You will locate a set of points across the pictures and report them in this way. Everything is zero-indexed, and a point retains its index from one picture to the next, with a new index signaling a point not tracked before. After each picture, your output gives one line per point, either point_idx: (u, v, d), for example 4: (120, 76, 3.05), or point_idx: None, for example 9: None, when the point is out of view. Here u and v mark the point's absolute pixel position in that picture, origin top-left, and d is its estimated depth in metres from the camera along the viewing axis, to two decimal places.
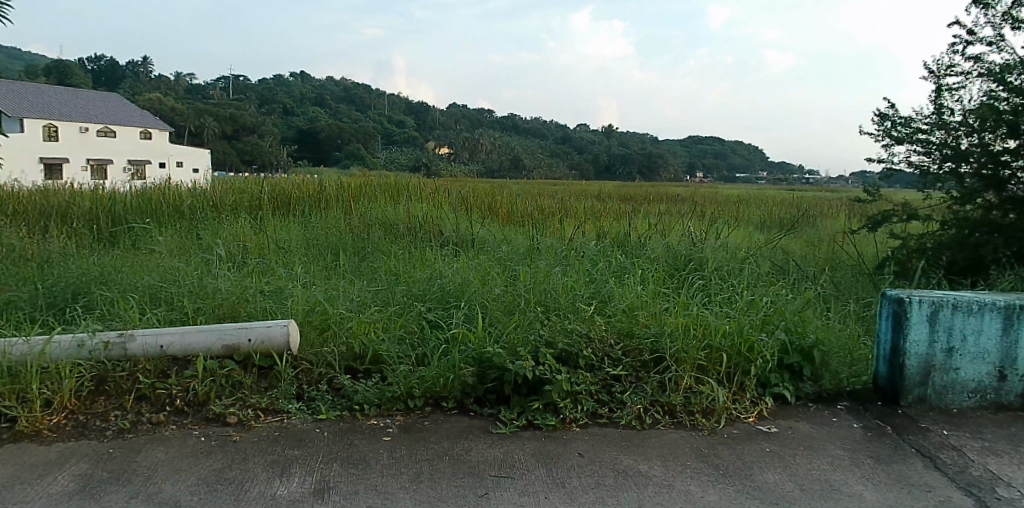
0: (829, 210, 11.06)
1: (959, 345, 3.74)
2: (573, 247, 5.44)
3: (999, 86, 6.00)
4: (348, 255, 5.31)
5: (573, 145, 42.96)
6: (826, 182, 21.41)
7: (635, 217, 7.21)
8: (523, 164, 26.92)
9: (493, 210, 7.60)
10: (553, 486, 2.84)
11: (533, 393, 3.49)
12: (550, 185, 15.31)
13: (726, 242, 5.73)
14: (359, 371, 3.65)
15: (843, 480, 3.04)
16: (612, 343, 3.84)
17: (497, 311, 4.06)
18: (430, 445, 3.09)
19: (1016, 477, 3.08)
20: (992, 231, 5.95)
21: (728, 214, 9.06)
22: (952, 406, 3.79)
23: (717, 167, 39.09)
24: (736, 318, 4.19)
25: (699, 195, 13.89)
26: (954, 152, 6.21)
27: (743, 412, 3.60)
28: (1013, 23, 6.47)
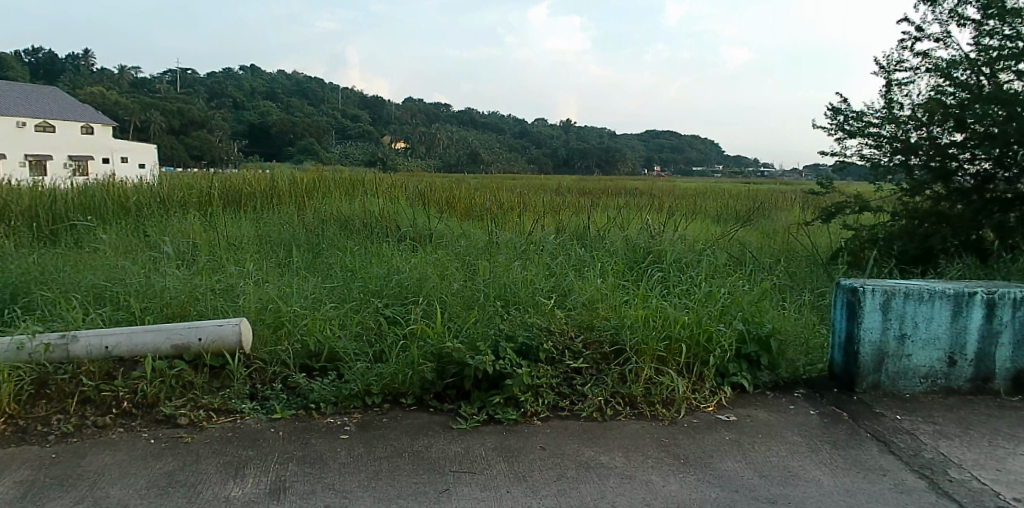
0: (783, 202, 11.28)
1: (910, 332, 3.84)
2: (532, 241, 5.42)
3: (946, 81, 6.29)
4: (302, 251, 5.20)
5: (532, 139, 42.95)
6: (778, 174, 21.85)
7: (594, 211, 7.24)
8: (481, 158, 26.81)
9: (451, 204, 7.56)
10: (515, 480, 2.82)
11: (494, 387, 3.46)
12: (507, 178, 15.26)
13: (683, 234, 5.78)
14: (314, 368, 3.59)
15: (800, 467, 3.08)
16: (573, 336, 3.84)
17: (456, 307, 4.02)
18: (389, 442, 3.05)
19: (966, 459, 3.17)
20: (940, 221, 6.27)
21: (684, 207, 9.17)
22: (905, 391, 3.89)
23: (675, 162, 39.65)
24: (694, 309, 4.23)
25: (656, 188, 14.02)
26: (904, 145, 6.48)
27: (702, 402, 3.64)
28: (959, 20, 6.68)
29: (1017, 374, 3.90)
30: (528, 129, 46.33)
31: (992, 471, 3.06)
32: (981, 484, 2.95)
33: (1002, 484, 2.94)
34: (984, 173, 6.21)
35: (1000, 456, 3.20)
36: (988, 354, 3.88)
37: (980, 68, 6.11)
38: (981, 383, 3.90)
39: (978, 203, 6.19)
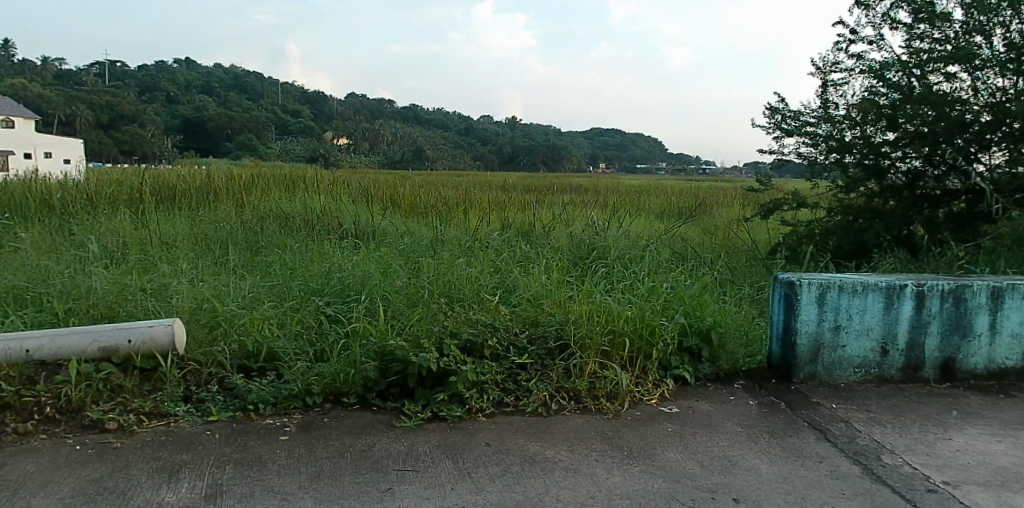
0: (725, 199, 11.55)
1: (845, 324, 3.99)
2: (477, 238, 5.41)
3: (879, 83, 6.97)
4: (239, 249, 5.09)
5: (478, 136, 42.80)
6: (718, 170, 22.36)
7: (538, 208, 7.27)
8: (425, 154, 26.61)
9: (395, 201, 7.50)
10: (459, 477, 2.81)
11: (438, 385, 3.44)
12: (449, 175, 15.16)
13: (627, 231, 5.85)
14: (252, 369, 3.50)
15: (740, 456, 3.16)
16: (517, 332, 3.85)
17: (399, 304, 3.98)
18: (330, 442, 3.01)
19: (898, 445, 3.30)
20: (874, 217, 7.02)
21: (629, 203, 9.31)
22: (840, 381, 4.03)
23: (620, 159, 40.24)
24: (637, 304, 4.29)
25: (601, 184, 14.15)
26: (840, 144, 7.13)
27: (646, 395, 3.70)
28: (892, 24, 6.95)
29: (946, 362, 4.08)
30: (475, 125, 46.21)
31: (921, 455, 3.20)
32: (912, 468, 3.08)
33: (931, 468, 3.07)
34: (915, 171, 6.96)
35: (929, 441, 3.35)
36: (918, 344, 4.06)
37: (910, 70, 6.82)
38: (912, 371, 4.07)
39: (909, 199, 6.99)
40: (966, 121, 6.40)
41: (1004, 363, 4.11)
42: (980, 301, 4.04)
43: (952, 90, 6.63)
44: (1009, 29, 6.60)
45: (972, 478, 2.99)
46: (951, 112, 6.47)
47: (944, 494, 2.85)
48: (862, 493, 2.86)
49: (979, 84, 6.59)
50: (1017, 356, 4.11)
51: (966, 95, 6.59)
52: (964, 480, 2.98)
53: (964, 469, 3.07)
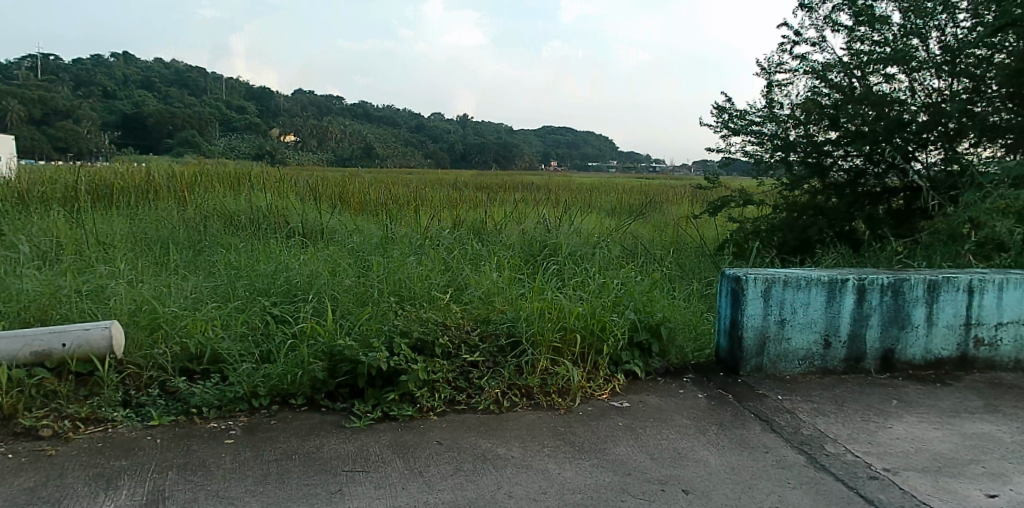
0: (675, 197, 11.76)
1: (789, 317, 4.10)
2: (428, 236, 5.38)
3: (821, 83, 7.69)
4: (181, 249, 4.96)
5: (430, 133, 42.52)
6: (666, 169, 22.71)
7: (490, 205, 7.26)
8: (375, 152, 26.32)
9: (343, 199, 7.41)
10: (410, 476, 2.79)
11: (388, 384, 3.41)
12: (399, 173, 15.01)
13: (578, 228, 5.89)
14: (196, 372, 3.43)
15: (689, 448, 3.22)
16: (469, 330, 3.84)
17: (349, 303, 3.94)
18: (277, 445, 2.95)
19: (840, 434, 3.41)
20: (817, 214, 7.65)
21: (581, 201, 9.41)
22: (785, 372, 4.15)
23: (572, 157, 40.56)
24: (588, 300, 4.32)
25: (552, 183, 14.23)
26: (784, 142, 7.86)
27: (597, 390, 3.74)
28: (834, 26, 7.17)
29: (886, 353, 4.24)
30: (428, 123, 45.92)
31: (863, 444, 3.31)
32: (854, 457, 3.18)
33: (872, 456, 3.18)
34: (856, 169, 7.57)
35: (869, 430, 3.47)
36: (860, 336, 4.20)
37: (851, 72, 7.52)
38: (853, 363, 4.22)
39: (850, 196, 7.59)
40: (904, 120, 7.07)
41: (940, 353, 4.28)
42: (917, 294, 4.20)
43: (891, 90, 7.32)
44: (943, 33, 7.24)
45: (910, 464, 3.11)
46: (889, 112, 7.17)
47: (884, 480, 2.96)
48: (806, 482, 2.94)
49: (916, 84, 7.32)
50: (952, 346, 4.30)
51: (904, 96, 7.29)
52: (903, 466, 3.09)
53: (903, 456, 3.19)
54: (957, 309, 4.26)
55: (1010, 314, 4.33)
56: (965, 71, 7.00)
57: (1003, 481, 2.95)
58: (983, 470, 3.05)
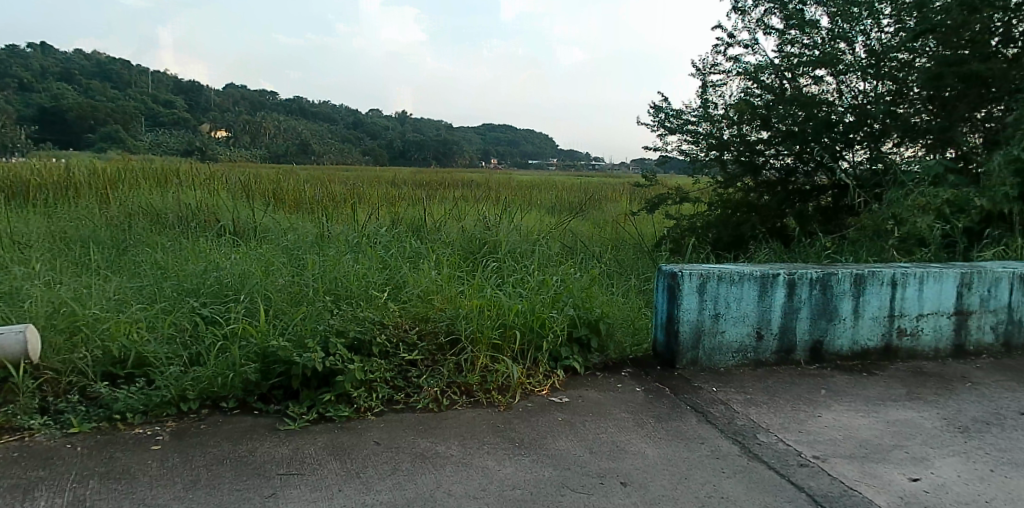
0: (614, 194, 11.96)
1: (723, 311, 4.22)
2: (365, 234, 5.31)
3: (754, 84, 7.92)
4: (103, 248, 4.76)
5: (369, 130, 41.98)
6: (604, 167, 23.07)
7: (429, 203, 7.24)
8: (312, 148, 25.86)
9: (277, 196, 7.26)
10: (347, 477, 2.76)
11: (324, 385, 3.36)
12: (335, 169, 14.78)
13: (518, 225, 5.92)
14: (119, 376, 3.31)
15: (628, 441, 3.28)
16: (407, 328, 3.80)
17: (282, 303, 3.86)
18: (207, 449, 2.87)
19: (772, 423, 3.54)
20: (750, 211, 7.99)
21: (521, 198, 9.47)
22: (720, 365, 4.27)
23: (512, 155, 40.76)
24: (528, 297, 4.34)
25: (492, 180, 14.26)
26: (719, 142, 8.09)
27: (536, 386, 3.77)
28: (766, 29, 7.40)
29: (815, 345, 4.41)
30: (369, 119, 45.33)
31: (794, 432, 3.44)
32: (785, 445, 3.30)
33: (802, 444, 3.31)
34: (787, 167, 7.90)
35: (799, 419, 3.61)
36: (790, 328, 4.36)
37: (781, 73, 7.78)
38: (785, 354, 4.37)
39: (781, 194, 7.95)
40: (831, 120, 7.40)
41: (866, 343, 4.48)
42: (844, 288, 4.39)
43: (819, 92, 7.62)
44: (868, 38, 7.59)
45: (838, 451, 3.24)
46: (818, 112, 7.45)
47: (814, 467, 3.08)
48: (740, 470, 3.04)
49: (843, 87, 7.64)
50: (877, 336, 4.51)
51: (832, 97, 7.60)
52: (831, 453, 3.22)
53: (831, 444, 3.33)
54: (881, 302, 4.47)
55: (930, 306, 4.57)
56: (888, 74, 7.42)
57: (924, 465, 3.11)
58: (906, 455, 3.21)
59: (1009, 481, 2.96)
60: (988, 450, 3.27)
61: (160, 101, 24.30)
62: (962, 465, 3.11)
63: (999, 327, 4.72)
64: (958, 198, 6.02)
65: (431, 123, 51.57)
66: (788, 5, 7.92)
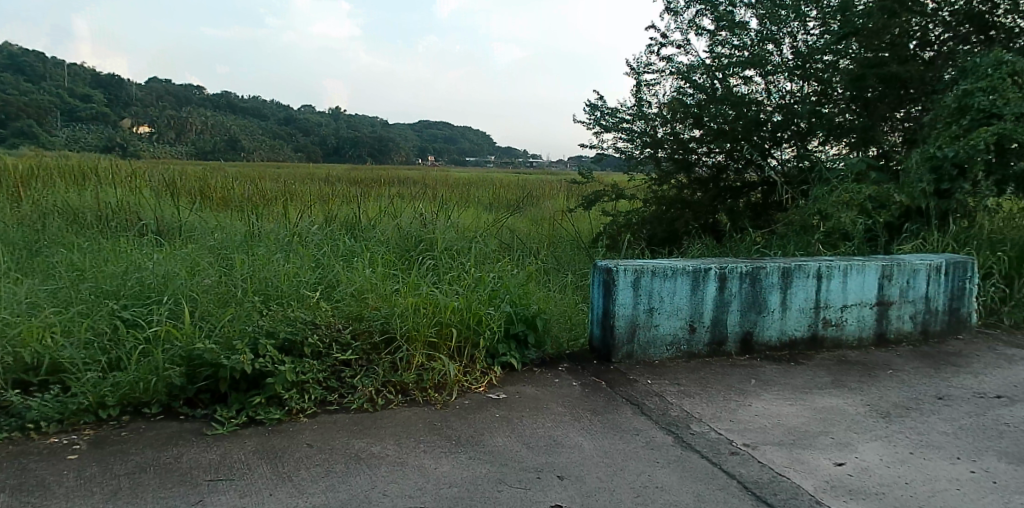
0: (552, 191, 12.08)
1: (657, 305, 4.33)
2: (297, 233, 5.22)
3: (686, 84, 8.14)
4: (14, 250, 4.53)
5: (303, 126, 41.07)
6: (540, 165, 23.29)
7: (365, 200, 7.16)
8: (240, 145, 25.13)
9: (205, 194, 7.05)
10: (279, 481, 2.70)
11: (254, 387, 3.29)
12: (263, 166, 14.41)
13: (455, 223, 5.92)
14: (32, 384, 3.16)
15: (564, 435, 3.32)
16: (341, 328, 3.74)
17: (208, 305, 3.75)
18: (129, 458, 2.77)
19: (704, 413, 3.64)
20: (684, 207, 8.22)
21: (458, 196, 9.47)
22: (654, 358, 4.37)
23: (449, 153, 40.62)
24: (464, 294, 4.34)
25: (428, 177, 14.20)
26: (653, 140, 8.27)
27: (474, 383, 3.78)
28: (697, 29, 7.59)
29: (745, 336, 4.56)
30: (304, 115, 44.38)
31: (725, 421, 3.55)
32: (717, 434, 3.40)
33: (733, 433, 3.42)
34: (718, 164, 8.16)
35: (730, 409, 3.73)
36: (721, 321, 4.50)
37: (713, 73, 8.02)
38: (716, 346, 4.51)
39: (714, 191, 8.22)
40: (760, 119, 7.72)
41: (793, 334, 4.67)
42: (773, 281, 4.55)
43: (749, 92, 7.88)
44: (795, 40, 7.88)
45: (767, 439, 3.37)
46: (747, 111, 7.73)
47: (744, 455, 3.18)
48: (674, 460, 3.12)
49: (771, 87, 7.89)
50: (803, 327, 4.69)
51: (761, 96, 7.86)
52: (761, 441, 3.35)
53: (761, 432, 3.45)
54: (807, 294, 4.66)
55: (853, 297, 4.79)
56: (814, 75, 7.71)
57: (849, 450, 3.25)
58: (832, 441, 3.35)
59: (927, 462, 3.13)
60: (906, 433, 3.45)
61: (78, 93, 23.10)
62: (884, 448, 3.28)
63: (917, 316, 4.98)
64: (879, 195, 6.31)
65: (368, 119, 50.93)
66: (719, 7, 8.16)
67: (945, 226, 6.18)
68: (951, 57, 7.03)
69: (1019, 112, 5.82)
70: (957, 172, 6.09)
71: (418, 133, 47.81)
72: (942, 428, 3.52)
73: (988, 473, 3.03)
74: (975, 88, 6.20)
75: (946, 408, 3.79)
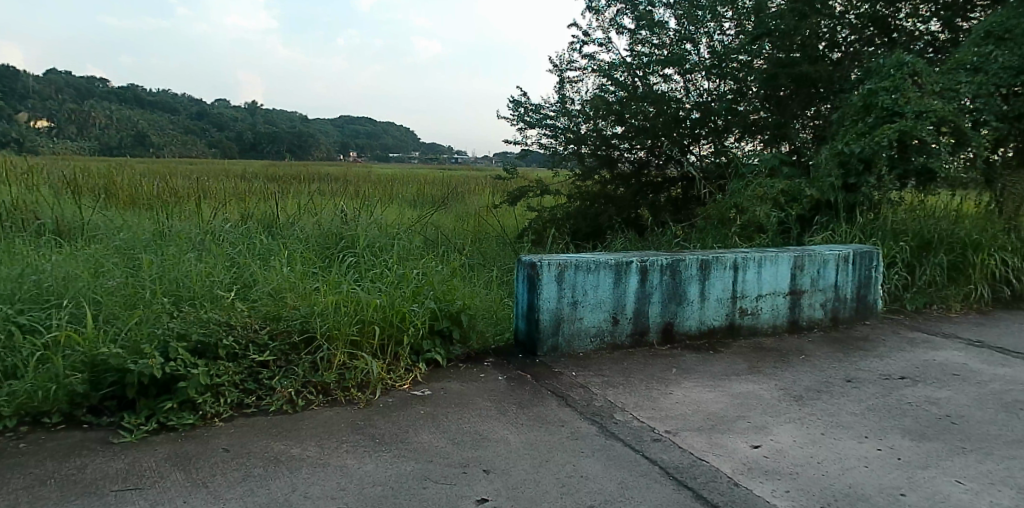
0: (477, 187, 12.12)
1: (580, 299, 4.42)
2: (210, 231, 5.05)
3: (608, 82, 8.34)
4: None
5: (219, 121, 39.54)
6: (464, 161, 23.26)
7: (283, 198, 6.99)
8: (149, 141, 24.00)
9: (110, 193, 6.73)
10: (193, 488, 2.62)
11: (164, 392, 3.18)
12: (173, 163, 13.81)
13: (377, 219, 5.86)
14: None
15: (490, 429, 3.35)
16: (258, 328, 3.65)
17: (114, 307, 3.60)
18: (28, 470, 2.63)
19: (628, 402, 3.75)
20: (607, 202, 8.47)
21: (382, 193, 9.38)
22: (579, 350, 4.46)
23: (373, 150, 40.06)
24: (387, 292, 4.30)
25: (350, 174, 13.98)
26: (577, 136, 8.43)
27: (398, 381, 3.76)
28: (618, 28, 7.76)
29: (666, 326, 4.71)
30: (221, 110, 42.76)
31: (647, 410, 3.67)
32: (640, 422, 3.51)
33: (655, 420, 3.53)
34: (640, 160, 8.41)
35: (652, 397, 3.85)
36: (643, 312, 4.63)
37: (633, 71, 8.26)
38: (638, 337, 4.64)
39: (636, 186, 8.48)
40: (679, 116, 7.96)
41: (711, 323, 4.85)
42: (691, 272, 4.71)
43: (668, 90, 8.11)
44: (711, 40, 8.13)
45: (687, 425, 3.50)
46: (667, 108, 7.97)
47: (665, 441, 3.30)
48: (598, 449, 3.20)
49: (689, 85, 8.13)
50: (721, 316, 4.89)
51: (680, 95, 8.11)
52: (681, 427, 3.47)
53: (681, 418, 3.58)
54: (724, 284, 4.86)
55: (767, 286, 5.02)
56: (730, 74, 7.94)
57: (764, 433, 3.42)
58: (749, 425, 3.52)
59: (836, 442, 3.33)
60: (817, 415, 3.65)
61: None
62: (797, 430, 3.46)
63: (827, 304, 5.27)
64: (791, 189, 6.62)
65: (290, 115, 49.60)
66: (638, 6, 8.38)
67: (852, 218, 6.54)
68: (857, 59, 7.56)
69: (919, 110, 6.14)
70: (863, 167, 6.45)
71: (341, 129, 46.87)
72: (851, 409, 3.74)
73: (893, 450, 3.24)
74: (879, 87, 6.59)
75: (854, 390, 4.02)
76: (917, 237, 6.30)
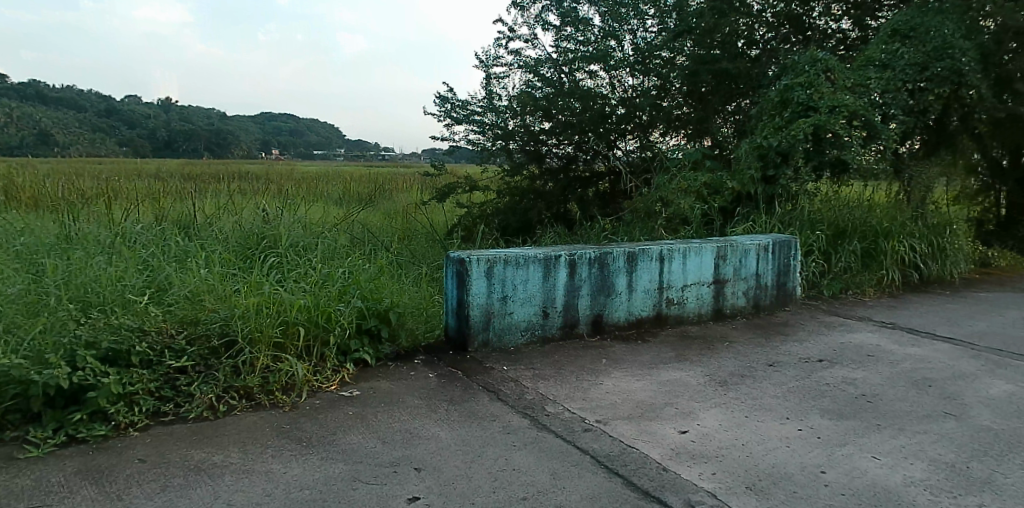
0: (406, 184, 12.03)
1: (510, 294, 4.46)
2: (120, 234, 4.84)
3: (535, 78, 8.42)
4: None
5: (132, 118, 37.71)
6: (392, 160, 22.99)
7: (201, 197, 6.77)
8: (53, 142, 22.68)
9: (9, 196, 6.34)
10: (107, 502, 2.52)
11: (73, 404, 3.05)
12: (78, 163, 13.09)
13: (300, 218, 5.74)
14: None
15: (421, 427, 3.35)
16: (174, 333, 3.53)
17: (15, 316, 3.41)
18: None
19: (559, 394, 3.82)
20: (536, 198, 8.57)
21: (307, 191, 9.19)
22: (510, 345, 4.51)
23: (298, 148, 39.07)
24: (312, 291, 4.23)
25: (272, 173, 13.62)
26: (505, 131, 8.45)
27: (324, 382, 3.71)
28: (544, 25, 7.84)
29: (595, 318, 4.81)
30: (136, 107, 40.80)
31: (577, 401, 3.74)
32: (571, 413, 3.58)
33: (585, 411, 3.61)
34: (568, 155, 8.52)
35: (582, 388, 3.93)
36: (572, 305, 4.72)
37: (559, 68, 8.39)
38: (569, 329, 4.72)
39: (564, 181, 8.60)
40: (605, 112, 8.07)
41: (639, 314, 4.99)
42: (618, 265, 4.83)
43: (594, 86, 8.25)
44: (635, 36, 8.34)
45: (617, 414, 3.59)
46: (593, 104, 8.09)
47: (596, 431, 3.38)
48: (530, 442, 3.25)
49: (614, 81, 8.29)
50: (648, 307, 5.03)
51: (605, 90, 8.26)
52: (611, 416, 3.56)
53: (611, 408, 3.67)
54: (651, 276, 5.00)
55: (692, 277, 5.19)
56: (654, 70, 8.15)
57: (691, 418, 3.55)
58: (676, 411, 3.64)
59: (759, 424, 3.48)
60: (741, 399, 3.81)
61: None
62: (722, 414, 3.61)
63: (748, 292, 5.49)
64: (713, 182, 6.85)
65: (210, 112, 47.81)
66: (563, 3, 8.50)
67: (771, 209, 6.83)
68: (774, 55, 7.86)
69: (832, 105, 6.46)
70: (781, 160, 6.74)
71: (262, 125, 45.44)
72: (772, 392, 3.92)
73: (813, 430, 3.42)
74: (795, 83, 6.91)
75: (776, 374, 4.22)
76: (833, 226, 6.64)
